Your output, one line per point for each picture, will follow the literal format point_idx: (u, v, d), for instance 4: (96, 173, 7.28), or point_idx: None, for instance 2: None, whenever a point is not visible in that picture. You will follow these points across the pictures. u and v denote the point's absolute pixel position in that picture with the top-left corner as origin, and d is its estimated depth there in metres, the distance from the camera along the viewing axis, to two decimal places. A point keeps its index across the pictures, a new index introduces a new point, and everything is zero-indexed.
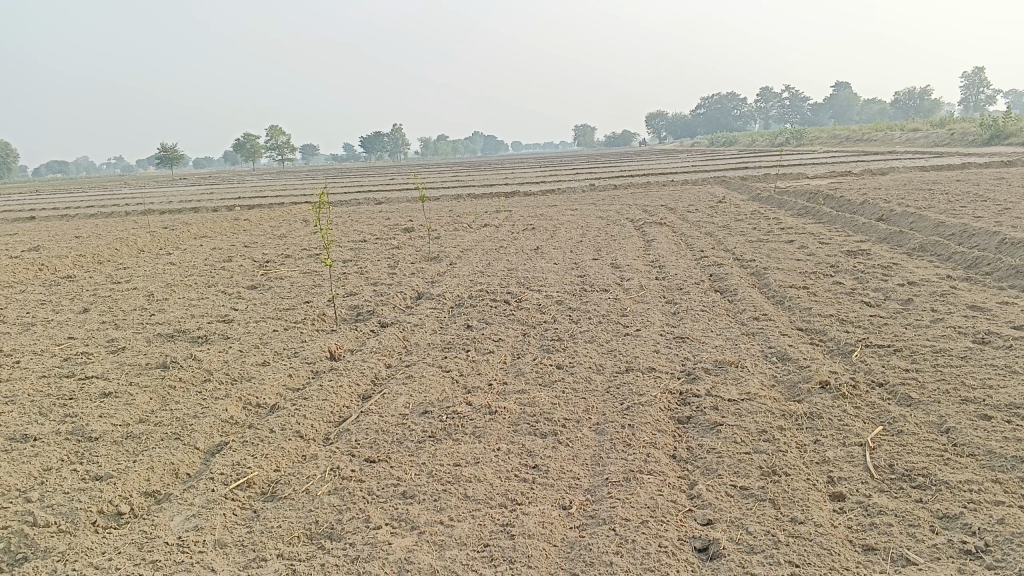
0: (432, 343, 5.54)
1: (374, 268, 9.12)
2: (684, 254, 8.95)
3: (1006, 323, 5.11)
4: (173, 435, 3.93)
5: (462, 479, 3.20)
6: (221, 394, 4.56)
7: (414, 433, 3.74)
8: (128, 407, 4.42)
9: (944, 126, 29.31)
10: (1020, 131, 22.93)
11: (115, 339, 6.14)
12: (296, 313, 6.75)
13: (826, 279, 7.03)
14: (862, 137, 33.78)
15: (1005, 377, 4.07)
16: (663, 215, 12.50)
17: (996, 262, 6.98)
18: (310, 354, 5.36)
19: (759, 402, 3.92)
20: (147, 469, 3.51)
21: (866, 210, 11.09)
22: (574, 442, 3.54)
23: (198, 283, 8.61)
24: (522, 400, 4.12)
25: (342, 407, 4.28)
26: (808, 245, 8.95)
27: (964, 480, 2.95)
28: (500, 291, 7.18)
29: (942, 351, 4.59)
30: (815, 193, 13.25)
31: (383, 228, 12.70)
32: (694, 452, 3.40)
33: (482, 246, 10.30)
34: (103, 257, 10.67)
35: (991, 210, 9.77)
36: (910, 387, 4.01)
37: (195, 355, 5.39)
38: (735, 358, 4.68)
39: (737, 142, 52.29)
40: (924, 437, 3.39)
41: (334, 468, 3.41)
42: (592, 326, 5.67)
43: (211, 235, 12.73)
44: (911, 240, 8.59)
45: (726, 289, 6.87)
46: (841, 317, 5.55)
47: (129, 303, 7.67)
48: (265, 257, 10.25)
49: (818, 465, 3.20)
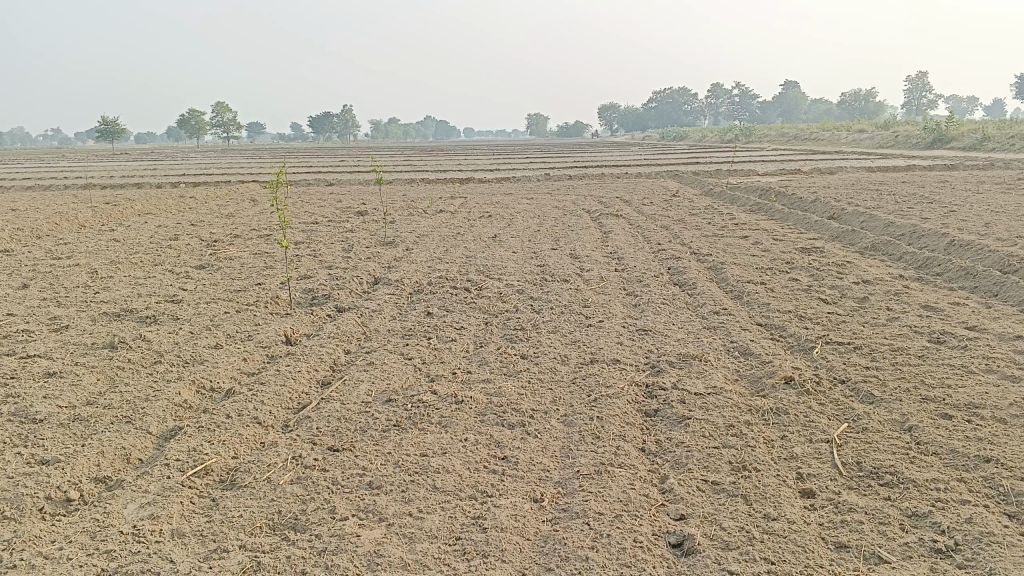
0: (392, 329, 5.44)
1: (328, 251, 8.95)
2: (641, 246, 8.98)
3: (960, 324, 5.21)
4: (122, 419, 3.77)
5: (429, 470, 3.13)
6: (174, 377, 4.40)
7: (378, 422, 3.64)
8: (74, 388, 4.24)
9: (888, 129, 30.10)
10: (960, 136, 23.71)
11: (59, 317, 5.90)
12: (248, 295, 6.58)
13: (782, 275, 7.12)
14: (809, 137, 34.46)
15: (962, 376, 4.14)
16: (619, 207, 12.55)
17: (945, 263, 7.14)
18: (265, 337, 5.23)
19: (724, 396, 3.93)
20: (97, 453, 3.36)
21: (816, 207, 11.28)
22: (543, 433, 3.49)
23: (144, 261, 8.34)
24: (488, 390, 4.05)
25: (301, 393, 4.17)
26: (763, 241, 9.06)
27: (931, 478, 2.99)
28: (459, 278, 7.11)
29: (900, 349, 4.66)
30: (766, 189, 13.43)
31: (336, 210, 12.50)
32: (663, 445, 3.38)
33: (439, 232, 10.19)
34: (42, 231, 10.28)
35: (938, 212, 10.01)
36: (871, 385, 4.06)
37: (144, 336, 5.20)
38: (698, 352, 4.68)
39: (688, 137, 52.91)
40: (888, 434, 3.42)
41: (296, 457, 3.30)
42: (554, 317, 5.63)
43: (157, 212, 12.38)
44: (863, 239, 8.74)
45: (685, 283, 6.89)
46: (799, 313, 5.60)
47: (71, 280, 7.40)
48: (214, 236, 9.99)
49: (786, 461, 3.20)
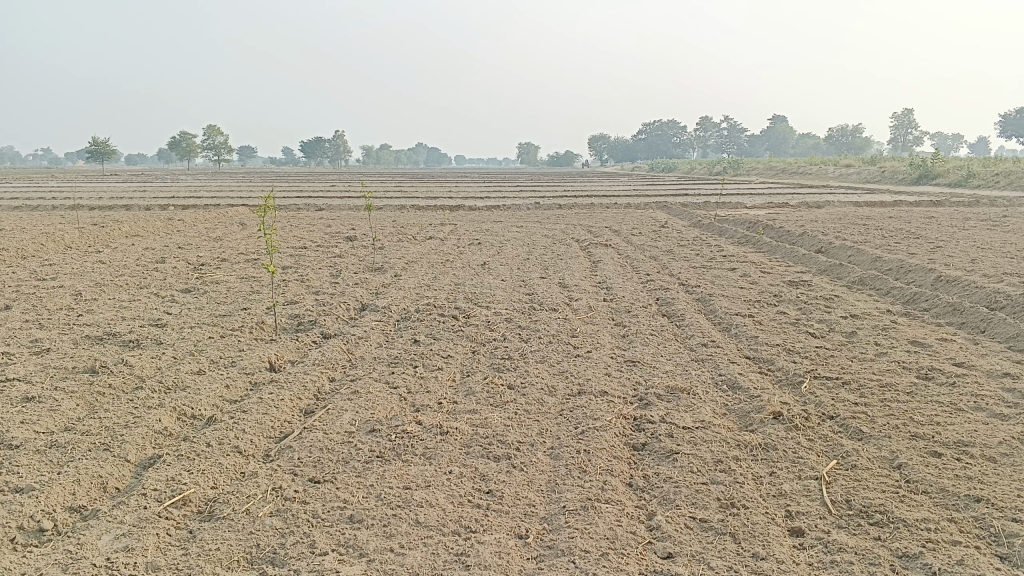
0: (378, 357, 5.40)
1: (316, 276, 8.91)
2: (630, 277, 8.98)
3: (948, 360, 5.20)
4: (100, 446, 3.69)
5: (413, 503, 3.07)
6: (154, 403, 4.33)
7: (361, 453, 3.58)
8: (53, 413, 4.16)
9: (875, 164, 30.42)
10: (945, 172, 23.96)
11: (40, 339, 5.82)
12: (233, 319, 6.52)
13: (770, 308, 7.12)
14: (798, 169, 34.76)
15: (951, 414, 4.12)
16: (608, 236, 12.58)
17: (933, 298, 7.16)
18: (249, 364, 5.16)
19: (713, 430, 3.88)
20: (73, 482, 3.29)
21: (804, 240, 11.34)
22: (529, 466, 3.44)
23: (129, 284, 8.27)
24: (474, 421, 4.00)
25: (284, 421, 4.10)
26: (751, 273, 9.08)
27: (921, 518, 2.95)
28: (448, 306, 7.08)
29: (889, 385, 4.64)
30: (755, 222, 13.51)
31: (325, 235, 12.48)
32: (651, 480, 3.34)
33: (427, 259, 10.16)
34: (27, 252, 10.21)
35: (924, 247, 10.07)
36: (860, 421, 4.03)
37: (127, 360, 5.14)
38: (686, 385, 4.64)
39: (677, 169, 53.33)
40: (878, 472, 3.39)
41: (277, 488, 3.23)
42: (542, 346, 5.59)
43: (144, 234, 12.32)
44: (850, 273, 8.77)
45: (673, 314, 6.88)
46: (788, 346, 5.59)
47: (55, 302, 7.33)
48: (201, 259, 9.93)
49: (775, 498, 3.16)
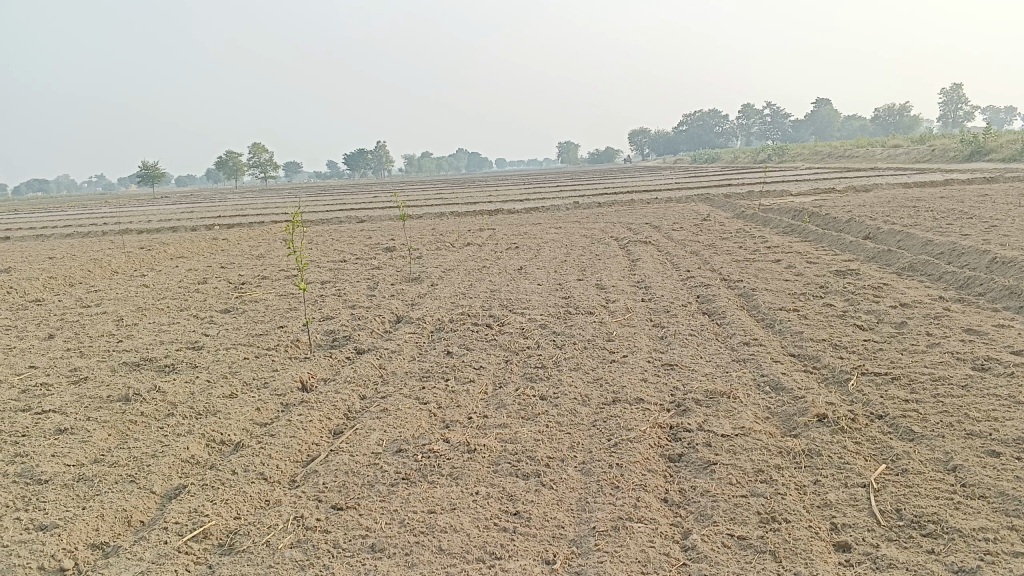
0: (409, 372, 5.30)
1: (352, 290, 8.87)
2: (670, 274, 8.76)
3: (1006, 349, 4.92)
4: (127, 478, 3.66)
5: (436, 529, 2.95)
6: (184, 431, 4.29)
7: (387, 475, 3.48)
8: (84, 445, 4.15)
9: (925, 143, 29.59)
10: (999, 147, 23.13)
11: (79, 368, 5.86)
12: (269, 339, 6.49)
13: (816, 301, 6.86)
14: (844, 153, 33.97)
15: (1011, 408, 3.87)
16: (648, 233, 12.34)
17: (988, 282, 6.82)
18: (280, 384, 5.11)
19: (754, 437, 3.69)
20: (97, 517, 3.25)
21: (851, 227, 10.98)
22: (559, 484, 3.31)
23: (169, 307, 8.33)
24: (504, 436, 3.88)
25: (312, 444, 4.03)
26: (796, 264, 8.80)
27: (978, 528, 2.74)
28: (482, 314, 6.96)
29: (942, 379, 4.39)
30: (799, 210, 13.12)
31: (364, 247, 12.48)
32: (687, 495, 3.18)
33: (464, 267, 10.07)
34: (75, 279, 10.39)
35: (978, 228, 9.65)
36: (912, 420, 3.80)
37: (160, 387, 5.12)
38: (726, 389, 4.45)
39: (720, 159, 52.58)
40: (931, 476, 3.18)
41: (299, 517, 3.15)
42: (577, 353, 5.44)
43: (187, 255, 12.47)
44: (900, 259, 8.44)
45: (714, 312, 6.66)
46: (834, 341, 5.35)
47: (97, 328, 7.41)
48: (241, 278, 9.99)
49: (819, 510, 2.98)
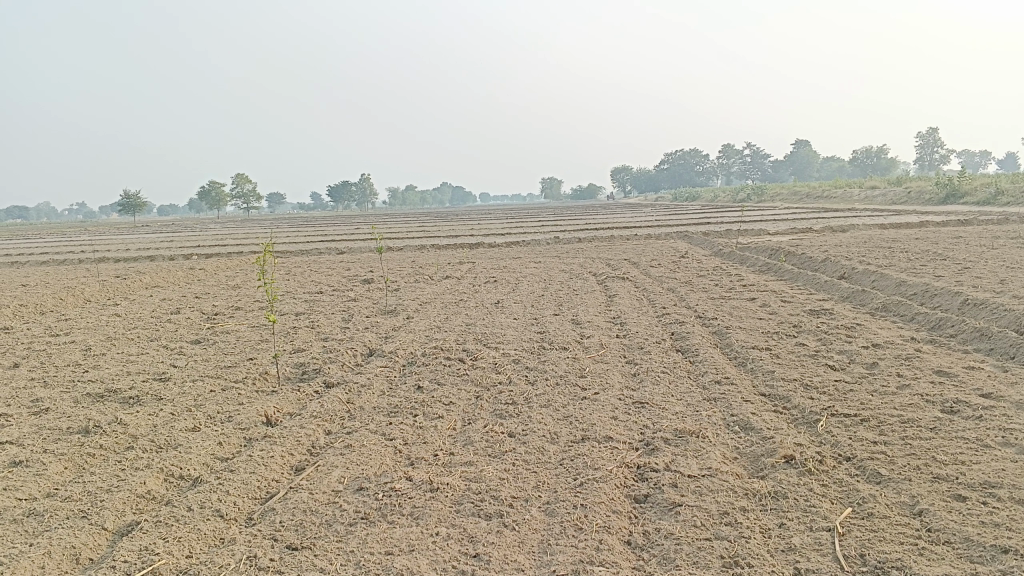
0: (377, 407, 5.22)
1: (326, 322, 8.80)
2: (646, 311, 8.75)
3: (975, 391, 4.91)
4: (79, 514, 3.56)
5: (392, 571, 2.88)
6: (142, 465, 4.19)
7: (346, 515, 3.41)
8: (38, 478, 4.04)
9: (902, 184, 30.02)
10: (974, 190, 23.48)
11: (41, 399, 5.73)
12: (237, 371, 6.39)
13: (789, 340, 6.86)
14: (822, 193, 34.39)
15: (977, 451, 3.86)
16: (626, 269, 12.36)
17: (960, 324, 6.85)
18: (244, 418, 5.01)
19: (720, 478, 3.65)
20: (44, 554, 3.15)
21: (827, 266, 11.05)
22: (521, 524, 3.25)
23: (140, 337, 8.21)
24: (468, 475, 3.81)
25: (271, 480, 3.94)
26: (771, 302, 8.83)
27: (942, 574, 2.70)
28: (455, 348, 6.90)
29: (910, 421, 4.37)
30: (777, 248, 13.20)
31: (341, 278, 12.42)
32: (651, 537, 3.13)
33: (441, 300, 10.02)
34: (46, 307, 10.24)
35: (951, 270, 9.74)
36: (879, 463, 3.77)
37: (122, 419, 5.01)
38: (696, 428, 4.41)
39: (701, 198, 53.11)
40: (896, 521, 3.15)
41: (253, 557, 3.07)
42: (548, 389, 5.39)
43: (162, 284, 12.35)
44: (874, 299, 8.49)
45: (688, 350, 6.63)
46: (805, 381, 5.34)
47: (63, 358, 7.28)
48: (214, 308, 9.89)
49: (783, 554, 2.94)
